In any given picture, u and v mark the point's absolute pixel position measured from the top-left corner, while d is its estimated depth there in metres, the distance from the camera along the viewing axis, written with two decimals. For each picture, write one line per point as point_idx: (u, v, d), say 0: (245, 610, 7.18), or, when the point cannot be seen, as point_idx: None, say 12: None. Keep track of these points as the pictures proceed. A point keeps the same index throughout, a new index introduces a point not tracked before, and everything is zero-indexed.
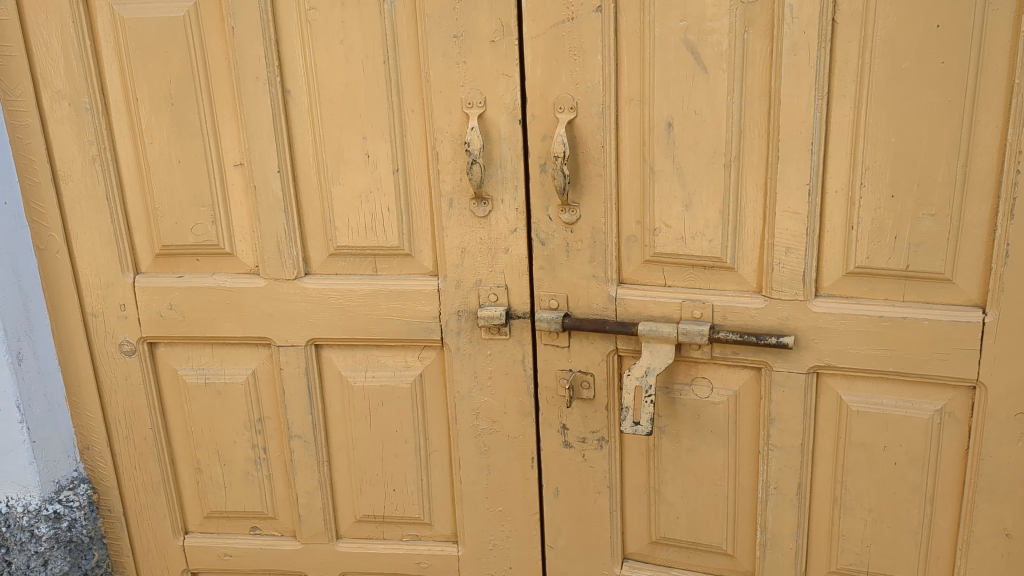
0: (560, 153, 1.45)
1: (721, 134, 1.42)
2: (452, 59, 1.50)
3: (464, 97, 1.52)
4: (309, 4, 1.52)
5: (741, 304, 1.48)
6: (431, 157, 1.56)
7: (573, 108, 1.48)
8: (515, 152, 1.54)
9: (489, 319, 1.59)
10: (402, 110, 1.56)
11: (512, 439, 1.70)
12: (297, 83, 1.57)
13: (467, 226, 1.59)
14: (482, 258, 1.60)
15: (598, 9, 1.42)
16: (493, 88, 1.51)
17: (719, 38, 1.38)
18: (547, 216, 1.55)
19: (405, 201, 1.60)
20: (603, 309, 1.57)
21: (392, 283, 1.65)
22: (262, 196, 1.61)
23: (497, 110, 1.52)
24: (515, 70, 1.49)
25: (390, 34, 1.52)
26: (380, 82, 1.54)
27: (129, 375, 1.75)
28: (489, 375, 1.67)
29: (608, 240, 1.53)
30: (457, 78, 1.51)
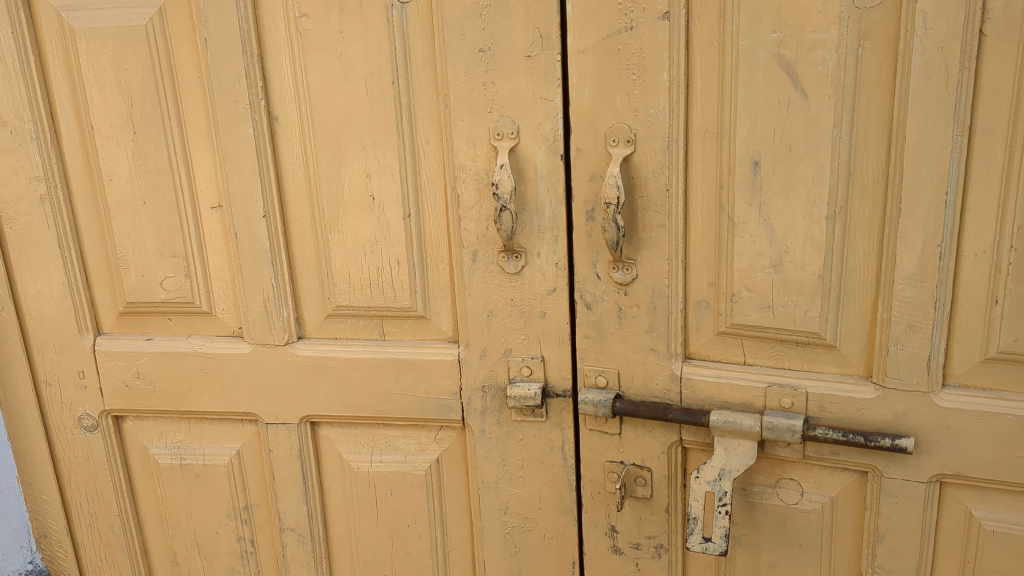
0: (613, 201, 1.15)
1: (824, 176, 1.11)
2: (477, 79, 1.20)
3: (491, 126, 1.21)
4: (299, 9, 1.22)
5: (843, 393, 1.16)
6: (451, 200, 1.26)
7: (629, 140, 1.17)
8: (556, 194, 1.23)
9: (520, 399, 1.29)
10: (416, 141, 1.25)
11: (548, 540, 1.38)
12: (287, 107, 1.27)
13: (495, 284, 1.28)
14: (514, 323, 1.30)
15: (664, 15, 1.11)
16: (529, 114, 1.20)
17: (824, 54, 1.07)
18: (595, 275, 1.25)
19: (419, 252, 1.30)
20: (664, 391, 1.26)
21: (402, 351, 1.34)
22: (245, 245, 1.32)
23: (533, 142, 1.21)
24: (556, 93, 1.18)
25: (399, 46, 1.22)
26: (388, 107, 1.24)
27: (90, 453, 1.46)
28: (521, 463, 1.35)
29: (672, 306, 1.22)
30: (483, 102, 1.20)
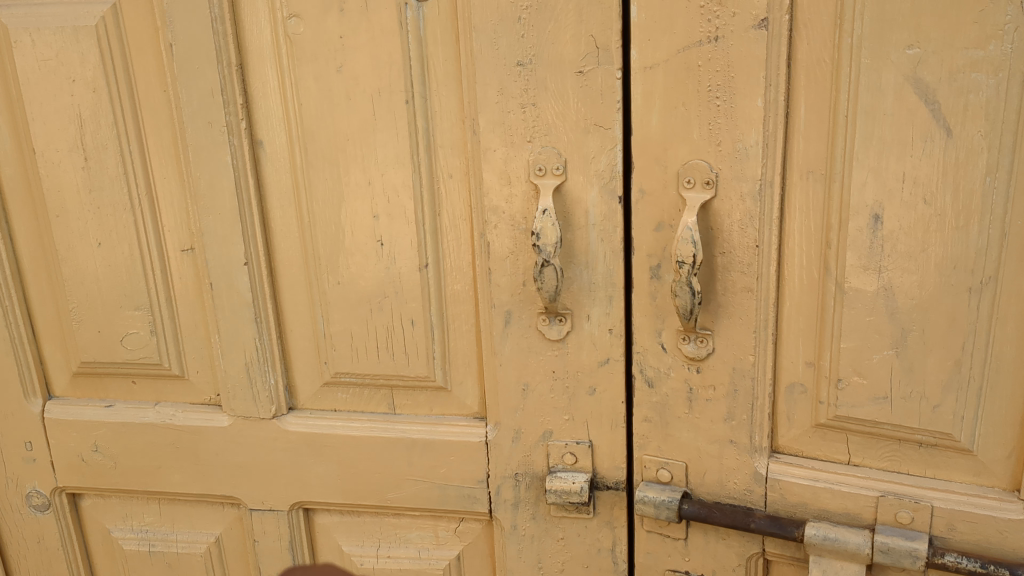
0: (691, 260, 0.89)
1: (969, 236, 0.84)
2: (513, 99, 0.94)
3: (531, 159, 0.95)
4: (288, 7, 0.96)
5: (982, 509, 0.91)
6: (480, 249, 1.00)
7: (709, 182, 0.91)
8: (611, 246, 0.97)
9: (563, 495, 1.04)
10: (436, 173, 1.00)
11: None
12: (274, 131, 1.01)
13: (533, 353, 1.03)
14: (556, 401, 1.04)
15: (762, 23, 0.85)
16: (580, 145, 0.94)
17: (978, 78, 0.80)
18: (660, 347, 0.99)
19: (438, 311, 1.05)
20: (744, 491, 1.00)
21: (417, 430, 1.09)
22: (223, 298, 1.06)
23: (584, 180, 0.95)
24: (616, 119, 0.92)
25: (415, 56, 0.96)
26: (400, 132, 0.98)
27: (42, 535, 1.22)
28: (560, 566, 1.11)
29: (758, 389, 0.96)
30: (521, 129, 0.95)
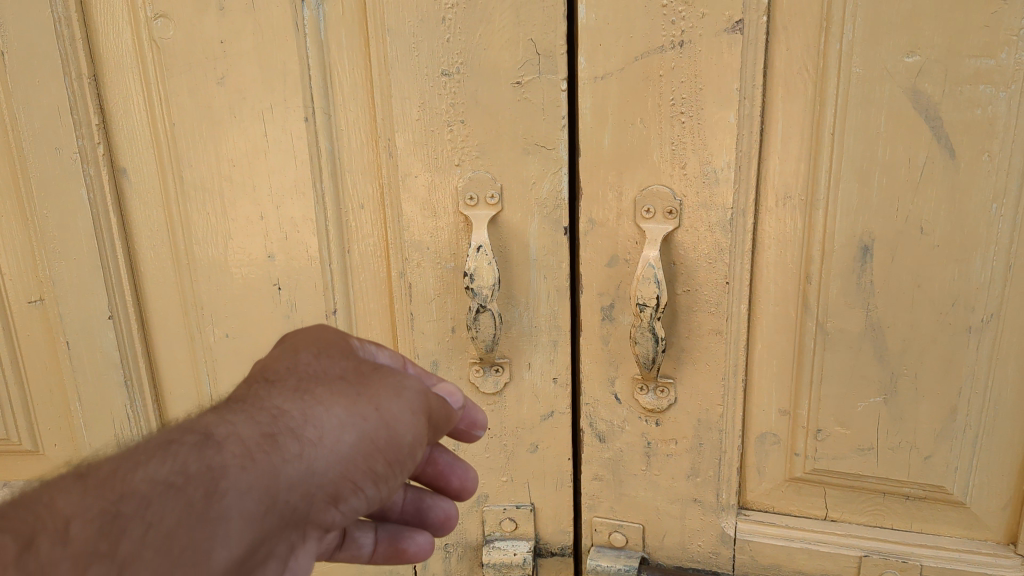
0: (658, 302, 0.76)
1: (971, 270, 0.73)
2: (437, 116, 0.79)
3: (459, 185, 0.80)
4: (152, 6, 0.79)
5: (978, 567, 0.81)
6: (400, 290, 0.85)
7: (671, 211, 0.78)
8: (555, 283, 0.83)
9: (503, 566, 0.90)
10: (344, 203, 0.84)
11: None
12: (141, 155, 0.84)
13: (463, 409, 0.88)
14: (490, 462, 0.90)
15: (737, 26, 0.72)
16: (518, 168, 0.79)
17: (985, 89, 0.69)
18: (613, 397, 0.86)
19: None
20: (709, 554, 0.89)
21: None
22: (83, 358, 0.89)
23: (522, 210, 0.81)
24: (560, 137, 0.78)
25: (315, 64, 0.80)
26: (298, 155, 0.82)
27: None
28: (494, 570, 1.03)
29: (725, 443, 0.84)
30: (446, 150, 0.80)
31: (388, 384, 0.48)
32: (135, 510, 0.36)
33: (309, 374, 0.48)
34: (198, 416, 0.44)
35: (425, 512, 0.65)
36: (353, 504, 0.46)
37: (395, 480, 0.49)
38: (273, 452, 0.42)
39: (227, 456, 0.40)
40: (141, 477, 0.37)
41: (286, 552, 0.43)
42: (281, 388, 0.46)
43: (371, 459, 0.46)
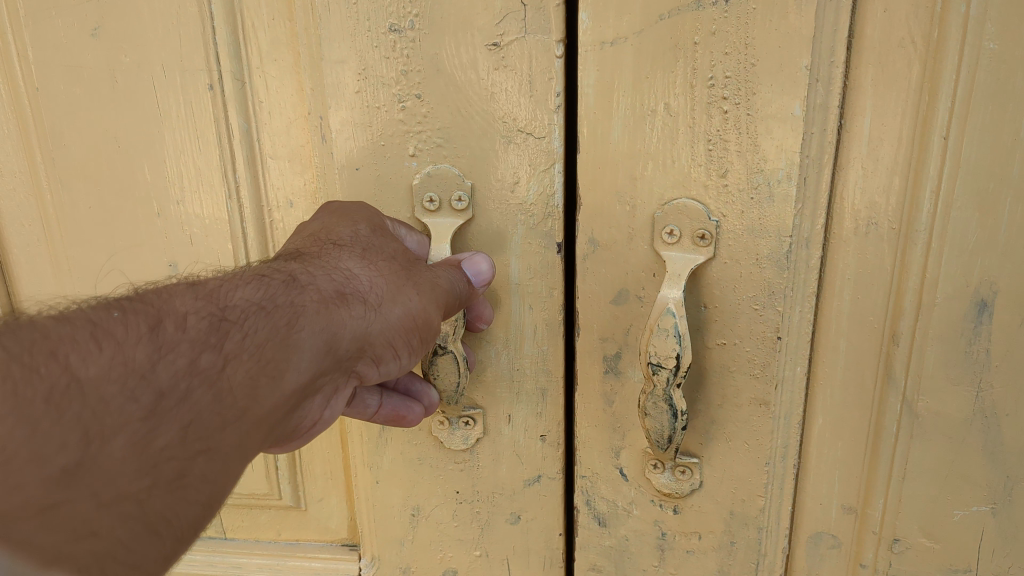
0: (678, 353, 0.55)
1: None
2: (385, 88, 0.59)
3: (415, 183, 0.61)
4: None
5: None
6: None
7: (703, 236, 0.55)
8: (546, 314, 0.64)
9: None
10: (265, 199, 0.68)
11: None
12: (4, 131, 0.69)
13: (427, 469, 0.70)
14: (459, 532, 0.72)
15: None
16: (496, 163, 0.60)
17: None
18: (619, 473, 0.64)
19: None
20: None
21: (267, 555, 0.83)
22: None
23: (498, 218, 0.61)
24: (553, 124, 0.58)
25: (221, 12, 0.62)
26: (204, 136, 0.66)
27: None
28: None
29: (765, 544, 0.62)
30: (398, 134, 0.60)
31: (431, 270, 0.55)
32: (239, 320, 0.49)
33: (371, 246, 0.55)
34: (269, 272, 0.53)
35: (415, 395, 0.63)
36: (389, 366, 0.56)
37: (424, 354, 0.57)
38: (341, 306, 0.52)
39: (306, 298, 0.51)
40: (242, 297, 0.50)
41: (332, 396, 0.54)
42: (350, 253, 0.55)
43: (410, 334, 0.54)
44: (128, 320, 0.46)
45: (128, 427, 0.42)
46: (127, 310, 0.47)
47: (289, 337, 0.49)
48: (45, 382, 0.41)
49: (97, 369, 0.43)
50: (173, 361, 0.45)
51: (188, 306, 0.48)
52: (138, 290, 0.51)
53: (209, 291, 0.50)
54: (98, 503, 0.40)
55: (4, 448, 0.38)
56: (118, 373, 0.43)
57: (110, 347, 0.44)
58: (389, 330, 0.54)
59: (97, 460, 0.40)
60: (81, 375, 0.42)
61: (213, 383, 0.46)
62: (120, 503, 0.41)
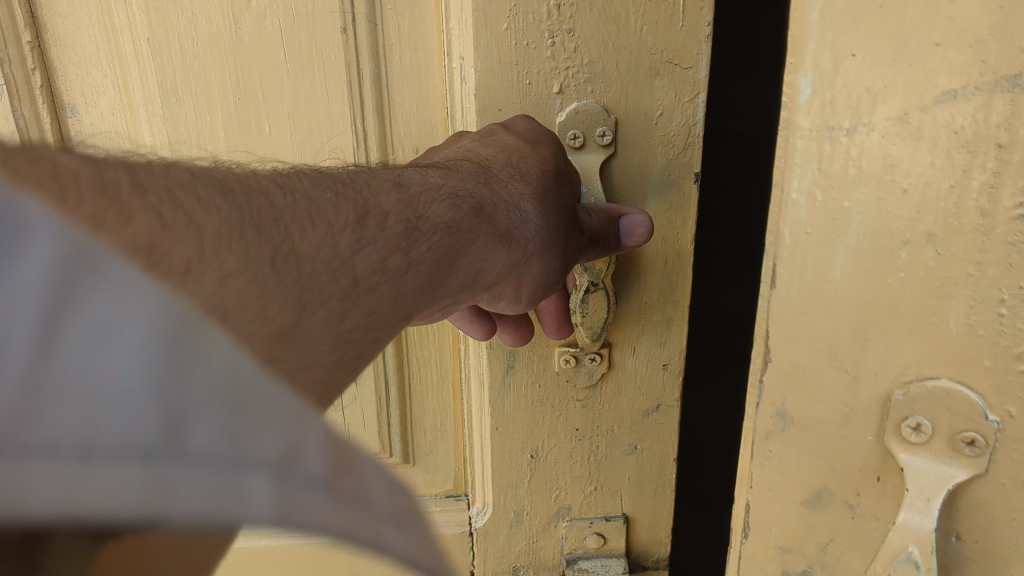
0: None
1: None
2: (538, 30, 0.87)
3: (563, 116, 0.90)
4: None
5: None
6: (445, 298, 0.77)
7: (974, 443, 0.46)
8: (674, 245, 0.98)
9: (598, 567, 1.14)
10: (388, 146, 1.00)
11: (636, 455, 1.10)
12: (109, 77, 0.98)
13: (548, 408, 1.05)
14: (574, 468, 1.10)
15: None
16: (631, 94, 0.90)
17: None
18: None
19: (399, 359, 1.12)
20: None
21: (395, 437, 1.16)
22: None
23: (629, 129, 0.91)
24: (700, 59, 0.89)
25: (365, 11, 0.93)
26: (334, 97, 0.96)
27: None
28: (541, 402, 1.05)
29: None
30: (544, 70, 0.88)
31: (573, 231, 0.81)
32: (424, 231, 0.70)
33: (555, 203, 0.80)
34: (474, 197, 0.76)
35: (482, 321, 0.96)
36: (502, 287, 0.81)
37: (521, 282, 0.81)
38: (471, 245, 0.74)
39: (464, 234, 0.73)
40: (434, 216, 0.71)
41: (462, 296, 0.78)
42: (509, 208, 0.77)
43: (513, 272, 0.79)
44: (338, 204, 0.65)
45: (327, 304, 0.60)
46: (339, 195, 0.66)
47: (455, 248, 0.73)
48: (272, 248, 0.57)
49: (315, 244, 0.61)
50: (370, 254, 0.65)
51: (391, 204, 0.69)
52: (377, 173, 0.72)
53: (361, 205, 0.67)
54: (311, 341, 0.59)
55: (235, 296, 0.51)
56: (324, 255, 0.61)
57: (322, 227, 0.62)
58: (533, 274, 0.80)
59: (302, 326, 0.57)
60: (298, 246, 0.59)
61: (392, 272, 0.66)
62: (309, 365, 0.57)
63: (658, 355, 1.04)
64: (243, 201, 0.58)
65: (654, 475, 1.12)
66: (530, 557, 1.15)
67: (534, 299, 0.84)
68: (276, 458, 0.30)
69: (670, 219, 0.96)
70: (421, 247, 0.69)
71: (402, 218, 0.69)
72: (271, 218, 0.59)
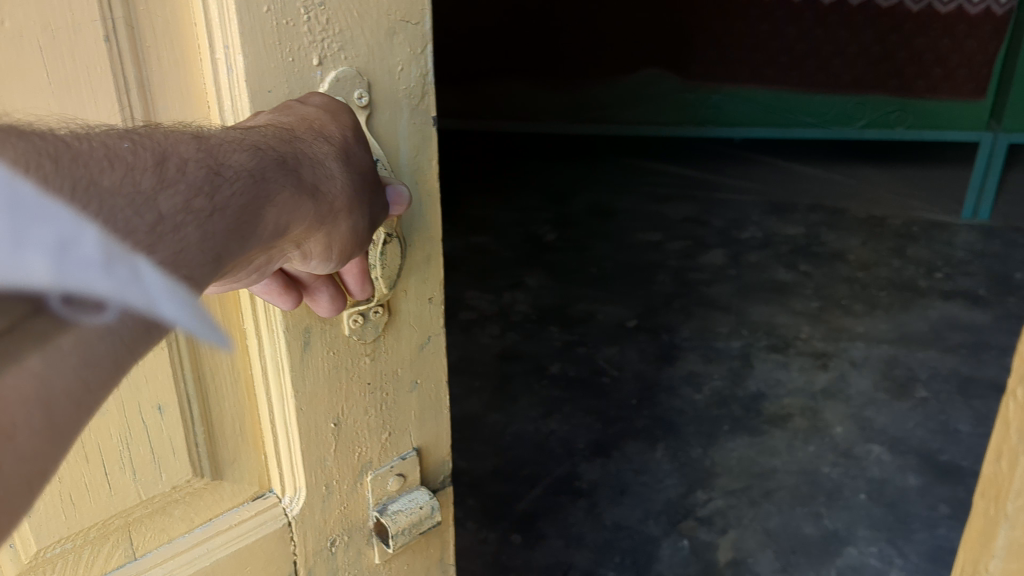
0: None
1: None
2: (290, 10, 0.99)
3: (325, 84, 1.03)
4: None
5: None
6: (272, 253, 0.89)
7: None
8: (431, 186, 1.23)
9: (416, 521, 1.36)
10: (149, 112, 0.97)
11: (416, 391, 1.35)
12: None
13: (339, 370, 1.23)
14: (370, 417, 1.30)
15: None
16: (380, 55, 1.08)
17: None
18: None
19: (193, 374, 1.13)
20: None
21: (205, 455, 1.18)
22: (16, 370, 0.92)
23: (386, 85, 1.10)
24: (423, 16, 1.11)
25: None
26: (102, 82, 0.91)
27: None
28: (336, 367, 1.22)
29: None
30: (298, 45, 1.00)
31: (364, 184, 0.93)
32: (231, 175, 0.75)
33: (347, 153, 0.92)
34: (276, 158, 0.82)
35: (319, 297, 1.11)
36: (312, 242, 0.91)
37: (333, 231, 0.91)
38: (296, 186, 0.82)
39: (281, 185, 0.80)
40: (241, 161, 0.77)
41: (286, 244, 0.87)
42: (303, 174, 0.84)
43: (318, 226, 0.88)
44: (136, 151, 0.69)
45: (134, 233, 0.65)
46: (135, 143, 0.70)
47: (261, 197, 0.78)
48: (69, 179, 0.62)
49: (143, 184, 0.67)
50: (176, 198, 0.69)
51: (191, 152, 0.73)
52: (172, 129, 0.76)
53: (158, 153, 0.71)
54: (111, 257, 0.63)
55: (47, 204, 0.60)
56: (127, 192, 0.66)
57: (124, 169, 0.67)
58: (339, 230, 0.91)
59: (81, 254, 0.62)
60: (102, 182, 0.65)
61: (209, 212, 0.72)
62: (110, 269, 0.63)
63: (422, 293, 1.30)
64: (38, 141, 0.62)
65: (429, 408, 1.39)
66: (345, 524, 1.33)
67: (342, 258, 0.96)
68: (46, 266, 0.60)
69: (421, 164, 1.19)
70: (224, 192, 0.74)
71: (202, 166, 0.73)
72: (69, 155, 0.64)
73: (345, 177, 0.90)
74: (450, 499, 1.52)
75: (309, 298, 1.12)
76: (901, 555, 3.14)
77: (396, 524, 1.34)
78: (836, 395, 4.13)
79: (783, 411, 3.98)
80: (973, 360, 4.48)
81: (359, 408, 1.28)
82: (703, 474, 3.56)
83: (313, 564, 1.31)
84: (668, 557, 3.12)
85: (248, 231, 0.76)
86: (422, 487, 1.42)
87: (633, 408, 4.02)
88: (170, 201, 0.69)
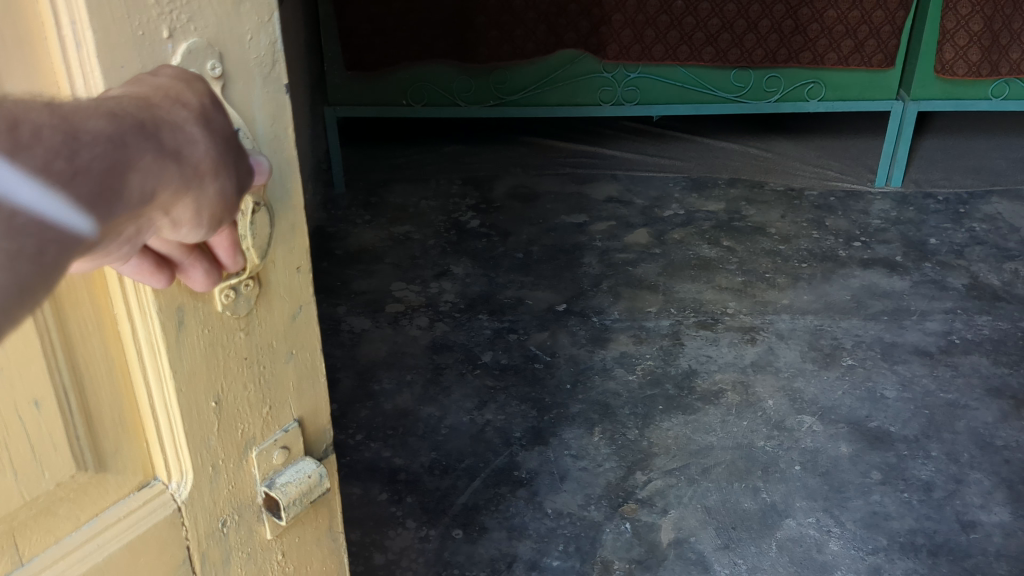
0: None
1: None
2: None
3: (173, 57, 0.90)
4: None
5: None
6: (143, 234, 0.76)
7: None
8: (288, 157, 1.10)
9: (303, 487, 1.22)
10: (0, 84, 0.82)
11: (292, 360, 1.21)
12: None
13: (214, 341, 1.08)
14: (247, 395, 1.15)
15: None
16: (230, 24, 0.95)
17: None
18: None
19: (65, 362, 0.98)
20: None
21: (86, 448, 1.03)
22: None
23: (239, 52, 0.97)
24: None
25: None
26: None
27: None
28: (211, 345, 1.08)
29: None
30: (144, 19, 0.87)
31: (238, 152, 0.80)
32: (87, 140, 0.65)
33: (205, 120, 0.77)
34: (141, 122, 0.71)
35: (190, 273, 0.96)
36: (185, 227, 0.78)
37: (203, 213, 0.77)
38: (164, 148, 0.72)
39: (147, 151, 0.70)
40: (96, 124, 0.67)
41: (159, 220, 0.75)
42: (170, 135, 0.73)
43: (193, 199, 0.76)
44: None
45: None
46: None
47: (115, 162, 0.67)
48: None
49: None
50: (30, 157, 0.61)
51: (45, 119, 0.63)
52: (39, 99, 0.66)
53: (11, 114, 0.62)
54: None
55: None
56: None
57: None
58: (213, 198, 0.77)
59: None
60: None
61: (67, 166, 0.63)
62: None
63: (291, 259, 1.14)
64: None
65: (306, 376, 1.24)
66: (234, 506, 1.18)
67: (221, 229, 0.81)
68: None
69: (278, 135, 1.06)
70: (85, 154, 0.65)
71: (58, 129, 0.64)
72: None
73: (214, 139, 0.77)
74: (334, 467, 1.39)
75: (182, 276, 0.96)
76: (837, 525, 3.16)
77: (288, 496, 1.20)
78: (766, 368, 4.05)
79: (712, 388, 3.91)
80: (894, 327, 4.39)
81: (234, 384, 1.13)
82: (641, 454, 3.48)
83: (206, 548, 1.18)
84: (611, 541, 3.09)
85: (108, 197, 0.67)
86: (308, 456, 1.29)
87: (568, 393, 3.87)
88: (30, 162, 0.61)
